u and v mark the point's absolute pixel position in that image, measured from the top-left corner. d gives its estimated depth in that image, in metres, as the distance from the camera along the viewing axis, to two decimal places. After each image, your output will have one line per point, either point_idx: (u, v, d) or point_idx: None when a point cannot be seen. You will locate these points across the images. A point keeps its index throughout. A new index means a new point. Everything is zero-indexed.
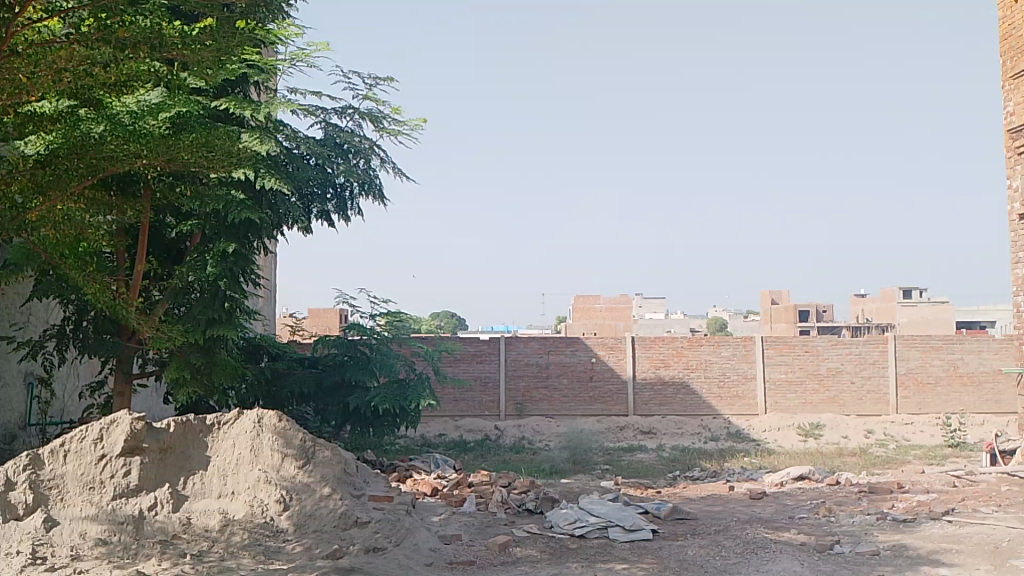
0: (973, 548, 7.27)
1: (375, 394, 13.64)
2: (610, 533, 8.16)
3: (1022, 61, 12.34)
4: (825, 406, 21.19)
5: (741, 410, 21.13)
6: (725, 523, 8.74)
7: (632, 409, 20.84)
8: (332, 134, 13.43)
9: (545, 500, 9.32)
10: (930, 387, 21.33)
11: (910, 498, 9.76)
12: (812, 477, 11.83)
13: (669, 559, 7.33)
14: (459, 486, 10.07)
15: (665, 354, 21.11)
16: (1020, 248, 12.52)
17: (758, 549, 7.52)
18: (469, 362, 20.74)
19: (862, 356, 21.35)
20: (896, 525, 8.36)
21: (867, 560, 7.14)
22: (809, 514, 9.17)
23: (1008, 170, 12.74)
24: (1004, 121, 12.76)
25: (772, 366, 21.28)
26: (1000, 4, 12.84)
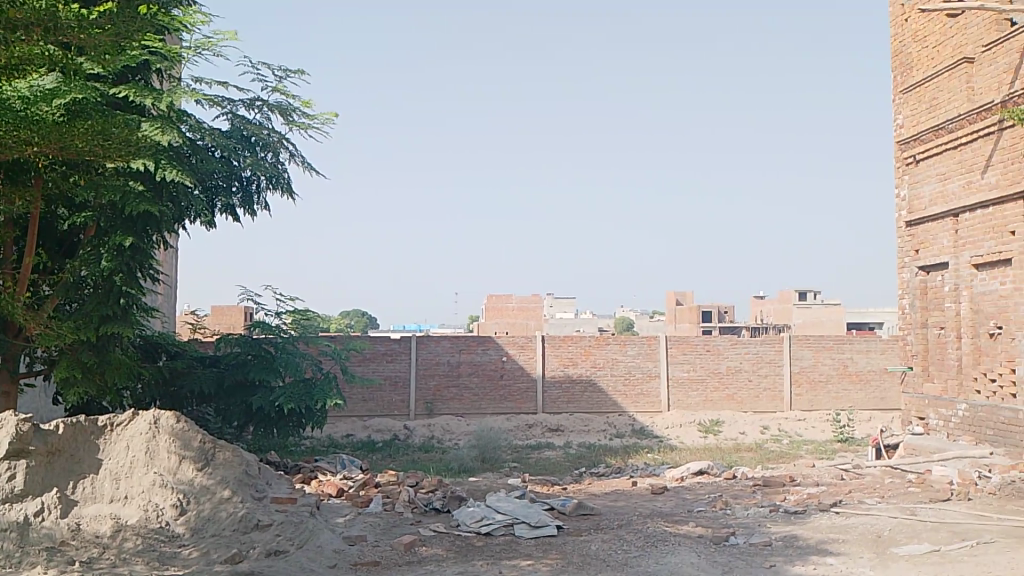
0: (857, 538, 7.70)
1: (280, 393, 13.31)
2: (516, 530, 8.24)
3: (911, 77, 13.09)
4: (724, 403, 21.97)
5: (646, 407, 21.67)
6: (627, 517, 8.96)
7: (541, 408, 21.08)
8: (240, 127, 13.08)
9: (452, 499, 9.32)
10: (821, 385, 22.41)
11: (800, 490, 10.24)
12: (710, 472, 12.24)
13: (573, 554, 7.44)
14: (365, 486, 9.98)
15: (574, 353, 21.46)
16: (905, 253, 13.32)
17: (658, 542, 7.74)
18: (379, 362, 20.44)
19: (759, 355, 22.22)
20: (788, 517, 8.75)
21: (759, 551, 7.45)
22: (707, 507, 9.50)
23: (896, 180, 13.50)
24: (894, 134, 13.48)
25: (676, 365, 21.95)
26: (892, 22, 13.63)
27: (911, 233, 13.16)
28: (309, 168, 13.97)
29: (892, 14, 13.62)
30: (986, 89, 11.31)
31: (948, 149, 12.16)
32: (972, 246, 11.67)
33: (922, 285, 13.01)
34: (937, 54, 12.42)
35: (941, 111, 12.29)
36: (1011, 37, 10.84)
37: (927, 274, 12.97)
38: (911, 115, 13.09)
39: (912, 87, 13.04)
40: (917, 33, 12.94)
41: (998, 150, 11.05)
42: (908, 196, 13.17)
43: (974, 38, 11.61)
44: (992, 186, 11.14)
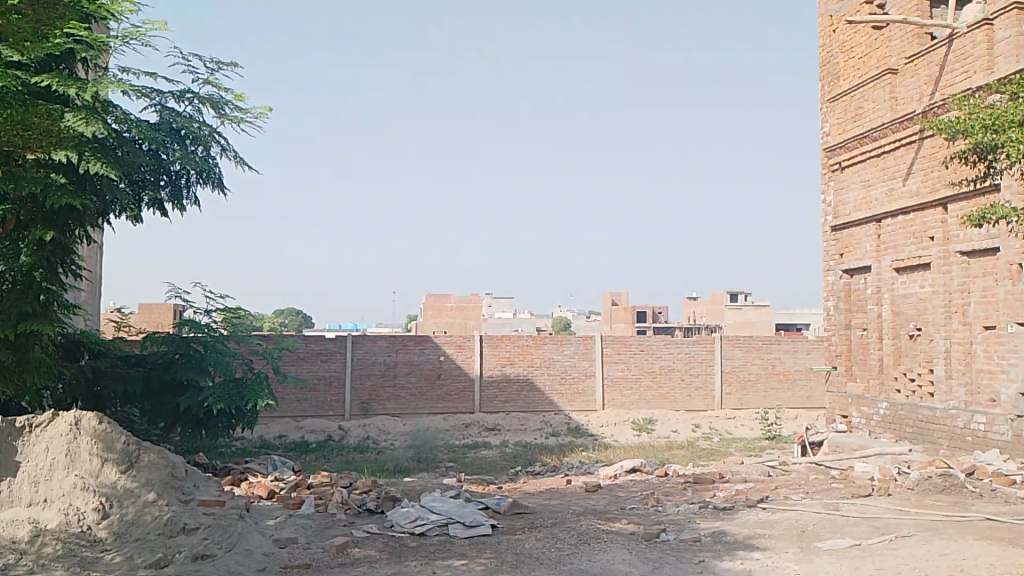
0: (783, 533, 7.92)
1: (208, 393, 12.98)
2: (450, 530, 8.21)
3: (838, 86, 13.54)
4: (658, 402, 22.34)
5: (581, 406, 21.89)
6: (562, 515, 9.03)
7: (478, 407, 21.07)
8: (169, 119, 12.69)
9: (386, 499, 9.24)
10: (751, 384, 23.01)
11: (730, 487, 10.49)
12: (643, 470, 12.43)
13: (506, 553, 7.47)
14: (298, 488, 9.83)
15: (511, 352, 21.52)
16: (831, 256, 13.76)
17: (591, 539, 7.82)
18: (313, 361, 20.09)
19: (691, 354, 22.67)
20: (717, 513, 8.95)
21: (689, 547, 7.60)
22: (640, 504, 9.64)
23: (824, 185, 13.93)
24: (821, 140, 13.91)
25: (611, 365, 22.23)
26: (821, 32, 14.07)
27: (837, 237, 13.60)
28: (241, 163, 13.67)
29: (821, 25, 14.07)
30: (908, 99, 11.76)
31: (872, 157, 12.61)
32: (893, 250, 12.12)
33: (846, 288, 13.45)
34: (863, 65, 12.87)
35: (866, 119, 12.73)
36: (932, 50, 11.30)
37: (851, 277, 13.42)
38: (837, 123, 13.52)
39: (839, 96, 13.48)
40: (844, 44, 13.39)
41: (918, 159, 11.50)
42: (834, 202, 13.60)
43: (898, 49, 12.06)
44: (913, 193, 11.59)
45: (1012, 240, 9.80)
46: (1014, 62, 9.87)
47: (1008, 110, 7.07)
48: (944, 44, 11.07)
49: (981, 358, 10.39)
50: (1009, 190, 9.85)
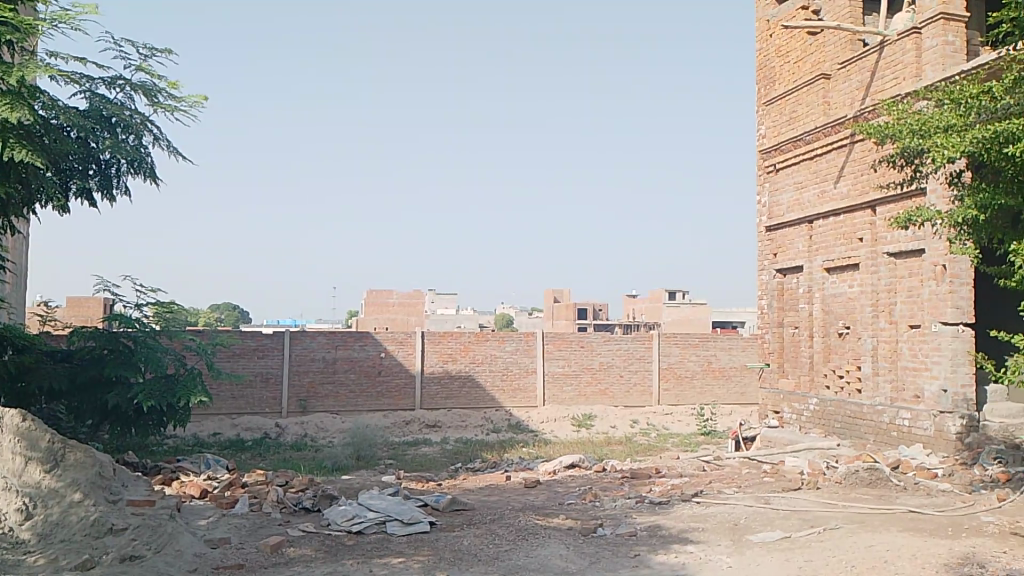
0: (716, 526, 8.09)
1: (138, 390, 12.61)
2: (388, 528, 8.16)
3: (773, 89, 13.87)
4: (597, 398, 22.59)
5: (522, 402, 21.99)
6: (500, 511, 9.06)
7: (419, 404, 20.97)
8: (99, 106, 12.26)
9: (322, 498, 9.13)
10: (687, 380, 23.48)
11: (665, 482, 10.66)
12: (581, 465, 12.54)
13: (444, 550, 7.45)
14: (231, 487, 9.64)
15: (453, 349, 21.47)
16: (765, 256, 14.10)
17: (529, 535, 7.86)
18: (249, 358, 19.66)
19: (630, 351, 23.00)
20: (653, 507, 9.10)
21: (625, 541, 7.71)
22: (577, 499, 9.73)
23: (759, 187, 14.25)
24: (757, 143, 14.22)
25: (551, 361, 22.38)
26: (757, 36, 14.40)
27: (771, 237, 13.94)
28: (174, 153, 13.31)
29: (758, 30, 14.39)
30: (841, 104, 12.11)
31: (805, 159, 12.95)
32: (824, 251, 12.48)
33: (779, 287, 13.81)
34: (798, 70, 13.22)
35: (800, 123, 13.07)
36: (864, 57, 11.66)
37: (784, 277, 13.78)
38: (773, 126, 13.85)
39: (774, 99, 13.81)
40: (780, 49, 13.72)
41: (849, 162, 11.85)
42: (769, 203, 13.94)
43: (831, 55, 12.41)
44: (843, 195, 11.95)
45: (935, 242, 10.19)
46: (940, 71, 10.25)
47: (935, 116, 7.33)
48: (875, 51, 11.43)
49: (905, 356, 10.78)
50: (934, 193, 10.23)
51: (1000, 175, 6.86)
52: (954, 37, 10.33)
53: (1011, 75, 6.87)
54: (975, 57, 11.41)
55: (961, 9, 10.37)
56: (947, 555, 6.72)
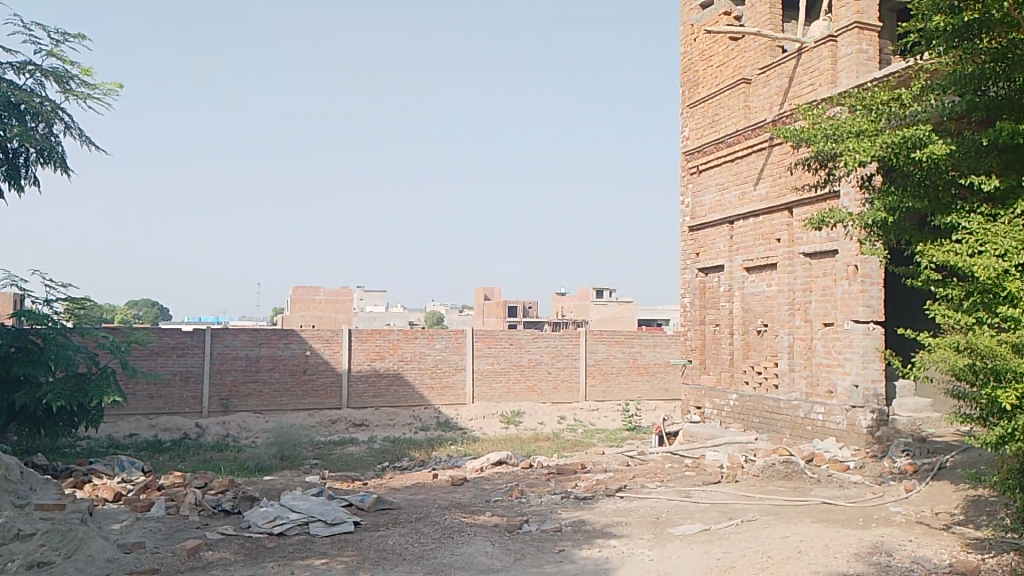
0: (639, 520, 8.23)
1: (48, 390, 12.08)
2: (310, 529, 8.02)
3: (697, 92, 14.19)
4: (525, 394, 22.75)
5: (451, 400, 21.95)
6: (426, 510, 9.02)
7: (345, 402, 20.68)
8: (6, 92, 11.65)
9: (243, 499, 8.90)
10: (613, 377, 23.91)
11: (590, 477, 10.80)
12: (508, 462, 12.59)
13: (368, 550, 7.37)
14: (147, 490, 9.32)
15: (380, 347, 21.27)
16: (688, 256, 14.41)
17: (454, 533, 7.85)
18: (168, 356, 19.04)
19: (558, 348, 23.26)
20: (578, 503, 9.19)
21: (550, 537, 7.77)
22: (504, 496, 9.76)
23: (683, 187, 14.55)
24: (681, 144, 14.51)
25: (480, 358, 22.41)
26: (682, 40, 14.70)
27: (694, 237, 14.25)
28: (88, 143, 12.79)
29: (682, 34, 14.69)
30: (760, 108, 12.47)
31: (726, 161, 13.28)
32: (744, 251, 12.83)
33: (701, 286, 14.13)
34: (720, 74, 13.55)
35: (721, 126, 13.40)
36: (783, 63, 12.03)
37: (706, 275, 14.11)
38: (696, 128, 14.15)
39: (698, 102, 14.12)
40: (704, 53, 14.04)
41: (768, 165, 12.20)
42: (692, 203, 14.25)
43: (752, 61, 12.77)
44: (763, 197, 12.30)
45: (848, 243, 10.59)
46: (854, 78, 10.65)
47: (847, 121, 7.61)
48: (793, 58, 11.81)
49: (820, 353, 11.18)
50: (847, 196, 10.63)
51: (907, 179, 7.17)
52: (868, 46, 10.75)
53: (919, 84, 7.26)
54: (886, 66, 11.91)
55: (874, 20, 10.80)
56: (857, 545, 6.99)
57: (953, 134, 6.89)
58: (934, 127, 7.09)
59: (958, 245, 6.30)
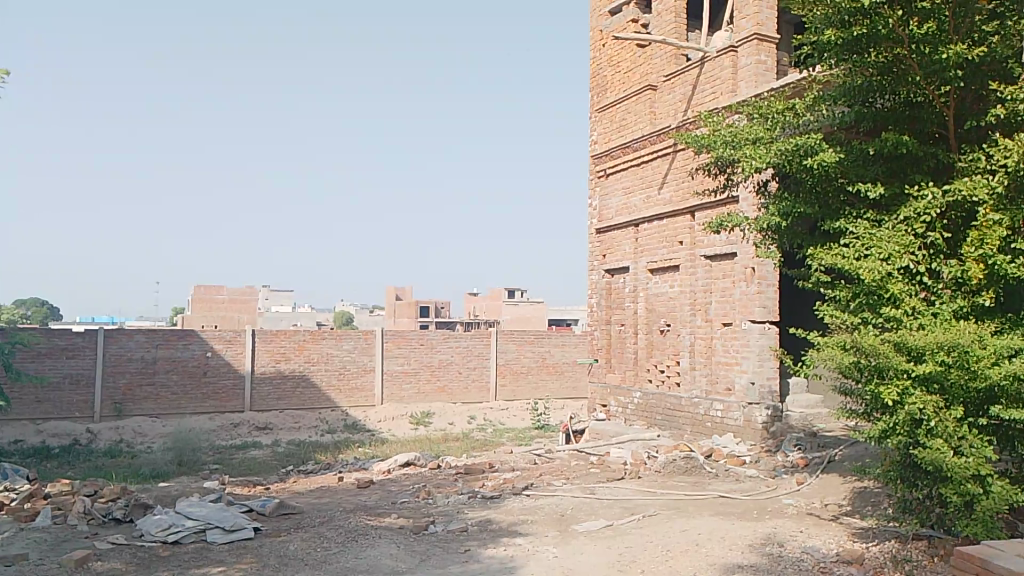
0: (545, 518, 8.32)
1: None
2: (208, 536, 7.75)
3: (605, 97, 14.45)
4: (435, 395, 22.67)
5: (359, 401, 21.64)
6: (330, 513, 8.86)
7: (248, 405, 20.10)
8: None
9: (136, 507, 8.53)
10: (523, 376, 24.14)
11: (498, 476, 10.84)
12: (416, 463, 12.50)
13: (269, 556, 7.19)
14: (32, 499, 8.81)
15: (286, 348, 20.77)
16: (595, 257, 14.66)
17: (359, 536, 7.74)
18: (58, 358, 18.07)
19: (468, 348, 23.29)
20: (484, 502, 9.21)
21: (456, 537, 7.76)
22: (410, 498, 9.69)
23: (590, 190, 14.78)
24: (590, 147, 14.74)
25: (389, 359, 22.17)
26: (591, 45, 14.94)
27: (601, 239, 14.50)
28: None
29: (591, 39, 14.92)
30: (666, 114, 12.79)
31: (633, 165, 13.56)
32: (649, 253, 13.14)
33: (608, 287, 14.41)
34: (627, 80, 13.83)
35: (628, 131, 13.68)
36: (687, 71, 12.39)
37: (612, 276, 14.39)
38: (604, 132, 14.41)
39: (606, 106, 14.38)
40: (612, 59, 14.31)
41: (672, 169, 12.52)
42: (599, 206, 14.50)
43: (658, 68, 13.09)
44: (666, 201, 12.62)
45: (746, 247, 10.99)
46: (753, 87, 11.06)
47: (745, 129, 7.89)
48: (697, 66, 12.17)
49: (719, 352, 11.55)
50: (746, 202, 11.03)
51: (800, 185, 7.48)
52: (766, 57, 11.19)
53: (812, 94, 7.60)
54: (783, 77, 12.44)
55: (772, 32, 11.25)
56: (751, 536, 7.27)
57: (842, 143, 7.24)
58: (825, 136, 7.44)
59: (846, 249, 6.61)
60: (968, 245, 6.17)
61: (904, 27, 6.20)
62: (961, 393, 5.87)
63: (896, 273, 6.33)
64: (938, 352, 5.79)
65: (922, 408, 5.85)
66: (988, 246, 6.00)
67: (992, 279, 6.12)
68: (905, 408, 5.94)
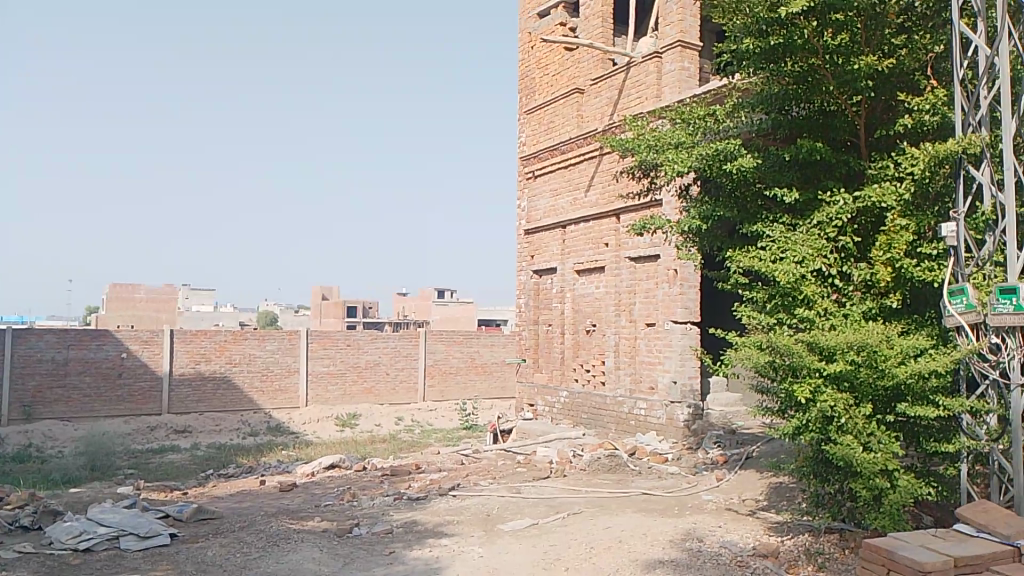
0: (471, 518, 8.32)
1: None
2: (121, 543, 7.49)
3: (533, 99, 14.55)
4: (361, 396, 22.42)
5: (282, 403, 21.21)
6: (251, 518, 8.66)
7: (167, 408, 19.48)
8: None
9: (45, 514, 8.17)
10: (451, 377, 24.12)
11: (424, 477, 10.79)
12: (341, 465, 12.34)
13: (186, 563, 6.98)
14: None
15: (206, 348, 20.21)
16: (523, 257, 14.74)
17: (280, 540, 7.60)
18: None
19: (395, 349, 23.11)
20: (410, 503, 9.16)
21: (380, 539, 7.69)
22: (334, 500, 9.55)
23: (519, 191, 14.86)
24: (518, 149, 14.82)
25: (314, 360, 21.79)
26: (520, 46, 15.02)
27: (529, 239, 14.60)
28: None
29: (520, 41, 15.01)
30: (592, 118, 12.96)
31: (560, 168, 13.69)
32: (575, 254, 13.29)
33: (536, 287, 14.52)
34: (555, 82, 13.96)
35: (556, 133, 13.80)
36: (613, 75, 12.58)
37: (540, 277, 14.50)
38: (532, 133, 14.51)
39: (534, 108, 14.48)
40: (540, 61, 14.41)
41: (598, 172, 12.70)
42: (527, 207, 14.60)
43: (585, 72, 13.25)
44: (593, 203, 12.78)
45: (669, 249, 11.23)
46: (677, 93, 11.30)
47: (668, 133, 8.06)
48: (623, 71, 12.37)
49: (643, 352, 11.76)
50: (668, 205, 11.25)
51: (720, 190, 7.69)
52: (689, 64, 11.45)
53: (732, 101, 7.81)
54: (705, 84, 12.74)
55: (695, 40, 11.52)
56: (672, 532, 7.43)
57: (760, 149, 7.47)
58: (744, 142, 7.66)
59: (763, 252, 6.82)
60: (877, 249, 6.50)
61: (819, 38, 6.45)
62: (869, 391, 6.13)
63: (809, 276, 6.58)
64: (847, 352, 6.03)
65: (832, 405, 6.08)
66: (896, 250, 6.38)
67: (899, 282, 6.47)
68: (817, 405, 6.16)
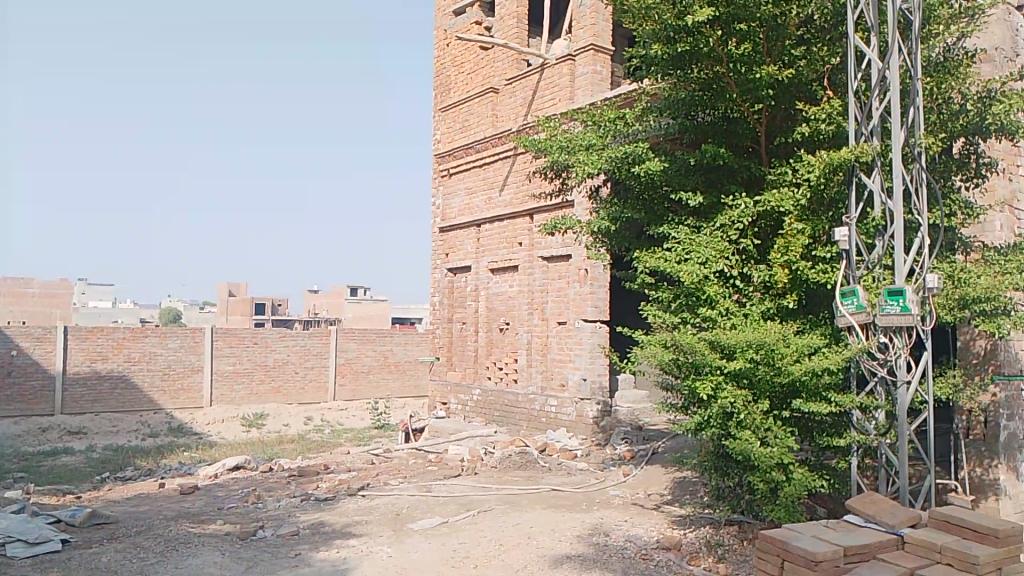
0: (380, 518, 8.25)
1: None
2: (7, 551, 7.08)
3: (449, 96, 14.52)
4: (269, 396, 21.90)
5: (185, 403, 20.48)
6: (149, 522, 8.34)
7: (59, 408, 18.53)
8: None
9: None
10: (363, 376, 23.86)
11: (333, 477, 10.62)
12: (246, 467, 12.02)
13: (77, 570, 6.67)
14: None
15: (103, 346, 19.33)
16: (437, 255, 14.70)
17: (180, 544, 7.34)
18: None
19: (305, 347, 22.67)
20: (318, 504, 9.00)
21: (286, 541, 7.53)
22: (238, 502, 9.30)
23: (433, 188, 14.81)
24: (433, 146, 14.76)
25: (219, 358, 21.12)
26: (436, 43, 14.97)
27: (443, 237, 14.57)
28: None
29: (436, 38, 14.96)
30: (507, 118, 13.03)
31: (475, 166, 13.71)
32: (489, 253, 13.34)
33: (449, 285, 14.51)
34: (470, 81, 13.97)
35: (470, 131, 13.81)
36: (527, 76, 12.68)
37: (454, 275, 14.50)
38: (447, 131, 14.48)
39: (449, 106, 14.45)
40: (455, 59, 14.40)
41: (512, 172, 12.77)
42: (442, 205, 14.56)
43: (500, 71, 13.31)
44: (506, 203, 12.85)
45: (581, 249, 11.40)
46: (589, 96, 11.47)
47: (579, 135, 8.18)
48: (537, 72, 12.48)
49: (554, 350, 11.90)
50: (579, 206, 11.42)
51: (629, 192, 7.86)
52: (601, 68, 11.65)
53: (641, 105, 7.99)
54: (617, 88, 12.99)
55: (607, 44, 11.74)
56: (580, 527, 7.55)
57: (667, 152, 7.67)
58: (652, 145, 7.85)
59: (669, 252, 7.01)
60: (775, 252, 6.77)
61: (724, 46, 6.67)
62: (766, 388, 6.37)
63: (712, 276, 6.79)
64: (747, 350, 6.25)
65: (732, 402, 6.30)
66: (793, 253, 6.65)
67: (795, 284, 6.76)
68: (718, 402, 6.39)
